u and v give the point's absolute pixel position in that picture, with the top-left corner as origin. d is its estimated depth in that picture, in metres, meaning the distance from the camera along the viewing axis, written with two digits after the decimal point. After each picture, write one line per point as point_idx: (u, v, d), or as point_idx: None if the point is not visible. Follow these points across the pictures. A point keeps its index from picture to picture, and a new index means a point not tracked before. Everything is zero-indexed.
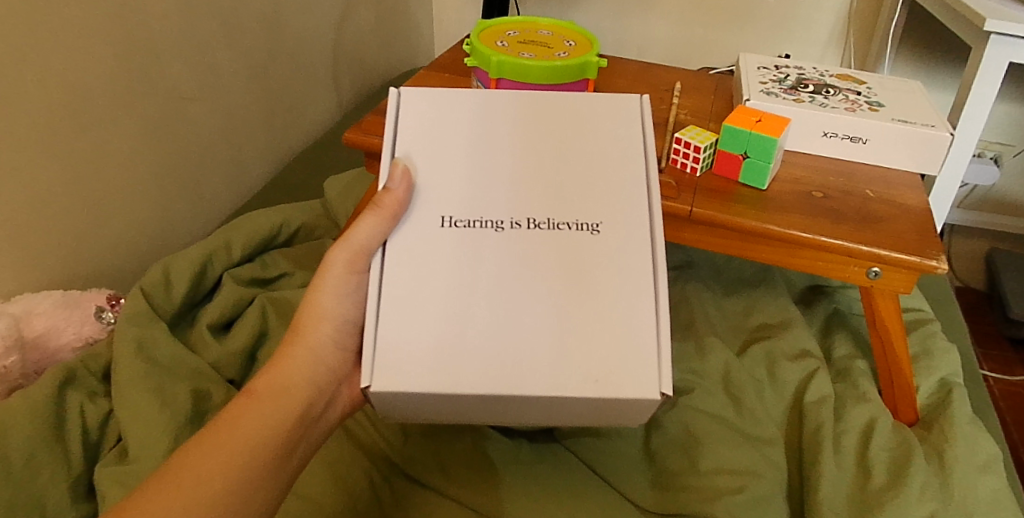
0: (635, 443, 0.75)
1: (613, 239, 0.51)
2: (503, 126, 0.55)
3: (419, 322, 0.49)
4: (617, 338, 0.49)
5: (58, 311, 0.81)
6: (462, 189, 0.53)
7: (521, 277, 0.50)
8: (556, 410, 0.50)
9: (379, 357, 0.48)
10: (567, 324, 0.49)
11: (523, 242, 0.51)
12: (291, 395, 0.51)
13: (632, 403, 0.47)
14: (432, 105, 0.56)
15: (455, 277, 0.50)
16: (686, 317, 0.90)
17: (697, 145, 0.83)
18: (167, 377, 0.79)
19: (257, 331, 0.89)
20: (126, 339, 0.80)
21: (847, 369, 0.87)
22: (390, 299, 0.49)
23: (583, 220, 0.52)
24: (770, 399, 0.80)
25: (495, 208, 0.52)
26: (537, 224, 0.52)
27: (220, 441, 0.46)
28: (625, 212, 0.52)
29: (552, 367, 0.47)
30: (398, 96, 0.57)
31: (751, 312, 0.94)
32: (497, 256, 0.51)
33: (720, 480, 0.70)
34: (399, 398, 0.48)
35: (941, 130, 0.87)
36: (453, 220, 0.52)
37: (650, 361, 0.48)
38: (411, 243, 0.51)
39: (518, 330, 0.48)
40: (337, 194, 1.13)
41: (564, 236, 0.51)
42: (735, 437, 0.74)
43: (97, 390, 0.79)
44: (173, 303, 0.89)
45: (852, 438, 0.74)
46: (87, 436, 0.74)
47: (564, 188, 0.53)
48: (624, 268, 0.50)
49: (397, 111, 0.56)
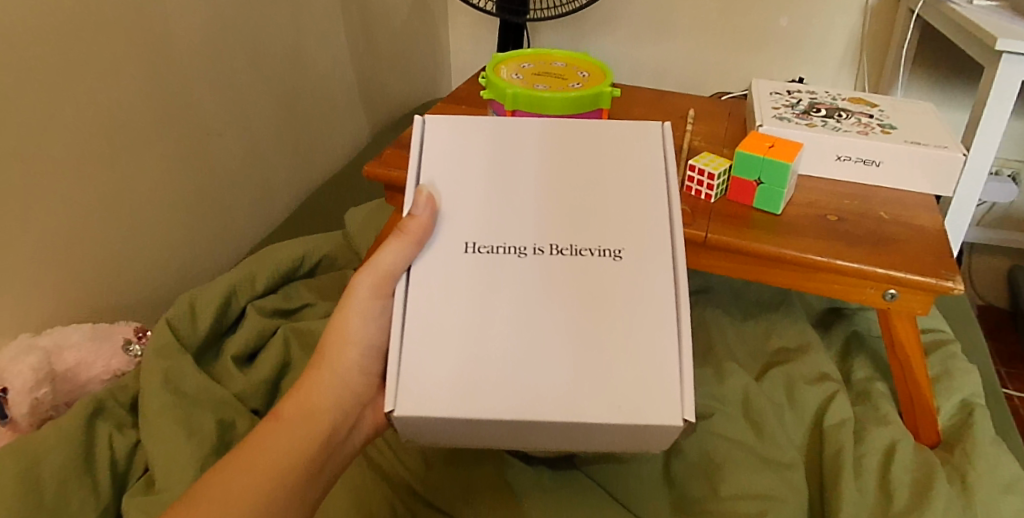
0: (655, 468, 0.75)
1: (635, 266, 0.52)
2: (525, 153, 0.57)
3: (444, 346, 0.50)
4: (640, 365, 0.49)
5: (88, 344, 0.83)
6: (484, 215, 0.54)
7: (543, 303, 0.51)
8: (578, 435, 0.51)
9: (405, 381, 0.49)
10: (588, 349, 0.50)
11: (545, 267, 0.52)
12: (316, 419, 0.52)
13: (655, 430, 0.48)
14: (456, 133, 0.57)
15: (479, 302, 0.51)
16: (704, 341, 0.91)
17: (710, 172, 0.84)
18: (193, 407, 0.81)
19: (280, 361, 0.91)
20: (154, 371, 0.82)
21: (867, 392, 0.86)
22: (416, 324, 0.51)
23: (605, 246, 0.53)
24: (790, 422, 0.80)
25: (518, 235, 0.53)
26: (559, 249, 0.53)
27: (250, 462, 0.48)
28: (646, 237, 0.53)
29: (574, 392, 0.48)
30: (424, 122, 0.58)
31: (769, 336, 0.94)
32: (520, 281, 0.52)
33: (741, 506, 0.70)
34: (424, 422, 0.49)
35: (954, 151, 0.88)
36: (476, 246, 0.53)
37: (672, 386, 0.49)
38: (435, 269, 0.53)
39: (541, 354, 0.50)
40: (358, 224, 1.15)
41: (586, 261, 0.53)
42: (755, 461, 0.74)
43: (125, 422, 0.81)
44: (199, 335, 0.91)
45: (874, 460, 0.74)
46: (115, 467, 0.76)
47: (585, 214, 0.54)
48: (646, 295, 0.51)
49: (422, 138, 0.58)
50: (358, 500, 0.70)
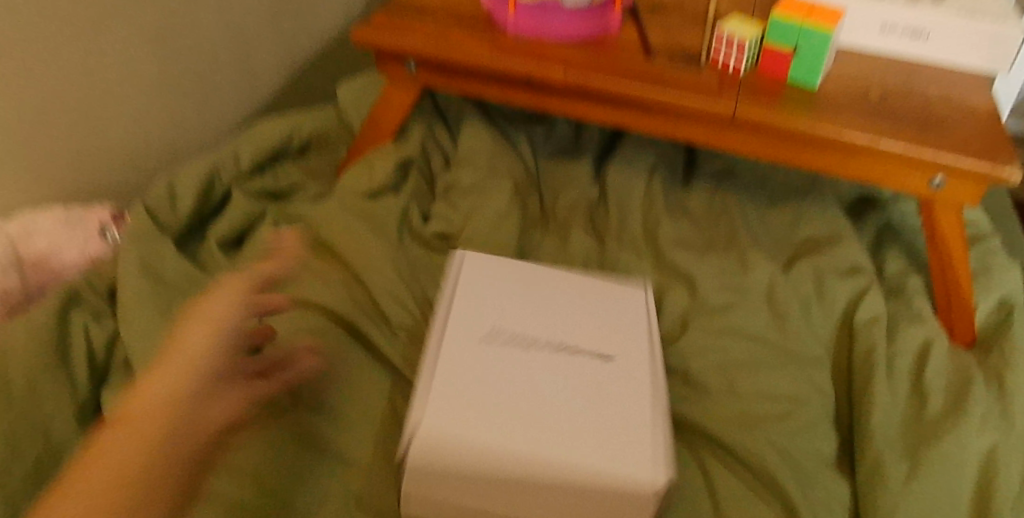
0: (671, 364, 0.69)
1: (623, 368, 0.58)
2: (545, 272, 0.68)
3: (464, 386, 0.54)
4: (631, 434, 0.52)
5: (56, 229, 0.79)
6: (510, 311, 0.62)
7: (551, 391, 0.55)
8: (565, 508, 0.50)
9: (415, 430, 0.50)
10: (585, 419, 0.53)
11: (556, 352, 0.59)
12: (186, 391, 0.38)
13: (634, 500, 0.48)
14: (498, 259, 0.68)
15: (493, 383, 0.54)
16: (727, 230, 0.84)
17: (739, 39, 0.73)
18: (177, 298, 0.75)
19: (269, 247, 0.83)
20: (130, 260, 0.75)
21: (899, 287, 0.81)
22: (444, 346, 0.57)
23: (603, 351, 0.60)
24: (817, 317, 0.74)
25: (522, 331, 0.60)
26: (569, 347, 0.60)
27: (101, 479, 0.32)
28: (636, 344, 0.61)
29: (569, 450, 0.50)
30: (461, 252, 0.69)
31: (798, 224, 0.86)
32: (528, 369, 0.57)
33: (764, 405, 0.64)
34: (429, 463, 0.49)
35: (1012, 24, 0.76)
36: (498, 335, 0.59)
37: (648, 456, 0.50)
38: (470, 297, 0.63)
39: (547, 410, 0.53)
40: (350, 98, 1.03)
41: (587, 359, 0.59)
42: (780, 359, 0.68)
43: (103, 311, 0.75)
44: (180, 221, 0.84)
45: (907, 359, 0.69)
46: (93, 359, 0.70)
47: (585, 330, 0.62)
48: (630, 397, 0.55)
49: (458, 262, 0.67)
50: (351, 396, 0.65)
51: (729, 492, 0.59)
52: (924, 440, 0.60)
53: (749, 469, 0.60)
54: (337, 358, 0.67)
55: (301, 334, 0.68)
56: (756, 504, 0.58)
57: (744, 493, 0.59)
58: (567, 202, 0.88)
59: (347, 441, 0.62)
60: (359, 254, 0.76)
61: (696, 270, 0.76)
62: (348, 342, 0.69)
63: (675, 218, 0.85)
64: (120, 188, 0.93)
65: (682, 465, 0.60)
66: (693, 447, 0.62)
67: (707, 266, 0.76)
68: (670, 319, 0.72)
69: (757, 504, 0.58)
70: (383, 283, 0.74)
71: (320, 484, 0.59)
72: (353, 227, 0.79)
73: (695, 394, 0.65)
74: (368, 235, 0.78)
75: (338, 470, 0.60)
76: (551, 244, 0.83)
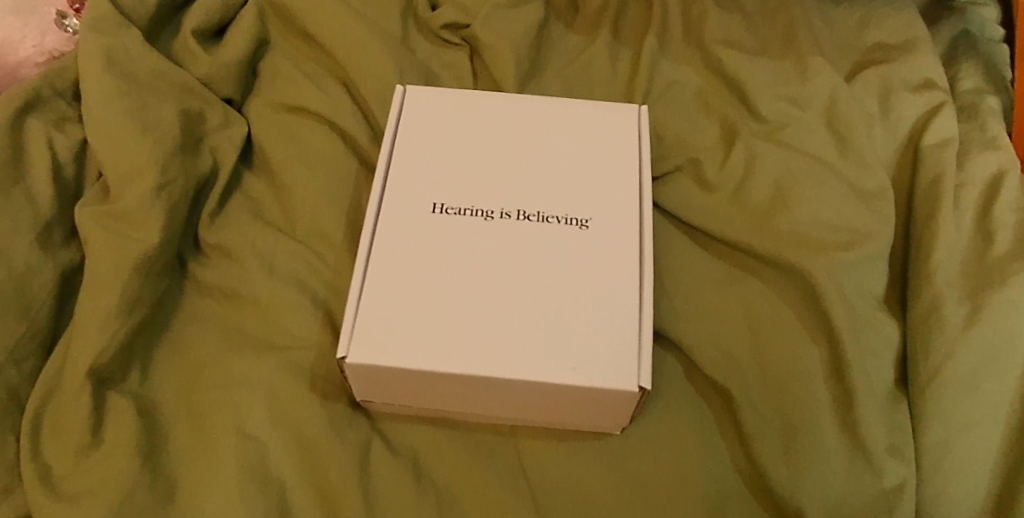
0: (711, 189, 0.61)
1: (602, 237, 0.49)
2: (502, 112, 0.56)
3: (406, 281, 0.46)
4: (606, 325, 0.45)
5: (8, 19, 0.70)
6: (452, 172, 0.52)
7: (528, 272, 0.47)
8: (542, 403, 0.46)
9: (359, 333, 0.44)
10: (555, 304, 0.46)
11: (519, 222, 0.49)
12: None
13: (606, 394, 0.44)
14: (440, 95, 0.56)
15: (449, 271, 0.47)
16: (784, 32, 0.71)
17: None
18: (149, 95, 0.60)
19: (254, 37, 0.67)
20: (88, 48, 0.60)
21: (974, 106, 0.69)
22: (388, 228, 0.48)
23: (573, 215, 0.50)
24: (879, 136, 0.65)
25: (487, 199, 0.51)
26: (527, 215, 0.50)
27: None
28: (615, 204, 0.50)
29: (538, 347, 0.44)
30: (404, 92, 0.56)
31: (867, 26, 0.73)
32: (483, 245, 0.48)
33: (819, 234, 0.57)
34: (381, 373, 0.44)
35: None
36: (444, 207, 0.50)
37: (628, 352, 0.44)
38: (424, 154, 0.52)
39: (508, 301, 0.46)
40: None
41: (554, 228, 0.49)
42: (837, 185, 0.60)
43: (69, 116, 0.62)
44: (148, 8, 0.66)
45: (974, 191, 0.60)
46: (59, 174, 0.58)
47: (555, 188, 0.51)
48: (616, 271, 0.47)
49: (401, 108, 0.55)
50: (362, 216, 0.59)
51: (767, 328, 0.54)
52: (986, 282, 0.54)
53: (794, 303, 0.55)
54: (335, 181, 0.60)
55: (294, 154, 0.61)
56: (794, 341, 0.53)
57: (782, 329, 0.54)
58: None
59: (348, 266, 0.57)
60: (353, 53, 0.65)
61: (747, 79, 0.66)
62: (351, 160, 0.62)
63: (726, 14, 0.72)
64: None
65: (717, 299, 0.56)
66: (730, 278, 0.57)
67: (760, 74, 0.67)
68: (711, 136, 0.65)
69: (797, 341, 0.53)
70: (380, 88, 0.64)
71: (318, 313, 0.55)
72: (344, 18, 0.67)
73: (742, 219, 0.59)
74: (362, 28, 0.66)
75: (335, 296, 0.55)
76: (577, 43, 0.71)
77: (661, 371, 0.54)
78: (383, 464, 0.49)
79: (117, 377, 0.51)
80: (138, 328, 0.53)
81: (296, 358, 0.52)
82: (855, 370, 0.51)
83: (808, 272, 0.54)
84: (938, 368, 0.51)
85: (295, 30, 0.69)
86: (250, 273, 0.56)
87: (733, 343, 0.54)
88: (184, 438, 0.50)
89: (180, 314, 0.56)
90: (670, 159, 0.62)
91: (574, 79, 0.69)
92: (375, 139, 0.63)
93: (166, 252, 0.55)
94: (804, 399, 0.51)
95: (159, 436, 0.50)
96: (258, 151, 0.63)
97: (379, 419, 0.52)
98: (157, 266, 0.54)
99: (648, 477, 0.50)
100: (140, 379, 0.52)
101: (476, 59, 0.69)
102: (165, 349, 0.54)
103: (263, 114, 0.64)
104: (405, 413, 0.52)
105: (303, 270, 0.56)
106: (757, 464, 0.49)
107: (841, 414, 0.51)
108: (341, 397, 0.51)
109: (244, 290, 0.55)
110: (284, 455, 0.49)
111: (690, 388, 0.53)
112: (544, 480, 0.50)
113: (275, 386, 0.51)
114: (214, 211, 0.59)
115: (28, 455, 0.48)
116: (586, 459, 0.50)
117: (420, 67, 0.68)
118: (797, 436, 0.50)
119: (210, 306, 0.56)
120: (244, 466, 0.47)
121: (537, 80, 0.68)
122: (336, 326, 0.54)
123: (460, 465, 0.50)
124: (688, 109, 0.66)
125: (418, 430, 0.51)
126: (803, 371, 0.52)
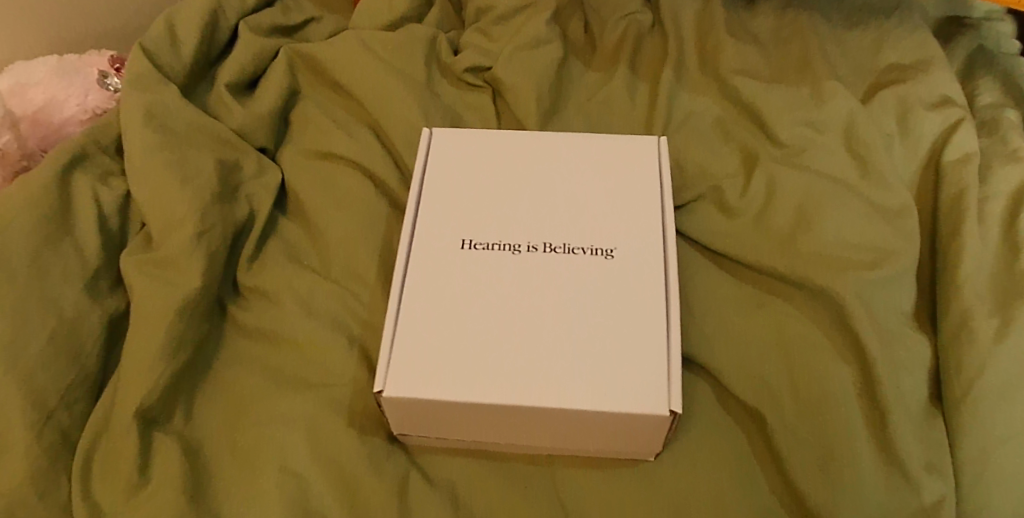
0: (734, 214, 0.62)
1: (626, 266, 0.50)
2: (524, 151, 0.57)
3: (439, 316, 0.48)
4: (635, 351, 0.46)
5: (53, 80, 0.75)
6: (478, 211, 0.53)
7: (556, 303, 0.48)
8: (574, 431, 0.47)
9: (395, 365, 0.45)
10: (584, 332, 0.47)
11: (543, 258, 0.51)
12: None
13: (637, 420, 0.44)
14: (465, 137, 0.58)
15: (479, 304, 0.48)
16: (798, 59, 0.72)
17: None
18: (188, 146, 0.63)
19: (285, 88, 0.71)
20: (130, 105, 0.63)
21: (994, 120, 0.69)
22: (419, 265, 0.50)
23: (598, 245, 0.51)
24: (899, 155, 0.65)
25: (513, 234, 0.52)
26: (553, 247, 0.51)
27: None
28: (637, 237, 0.51)
29: (568, 375, 0.45)
30: (430, 135, 0.58)
31: (880, 46, 0.74)
32: (511, 276, 0.50)
33: (845, 254, 0.58)
34: (416, 405, 0.45)
35: None
36: (473, 242, 0.51)
37: (659, 378, 0.44)
38: (450, 194, 0.54)
39: (538, 331, 0.47)
40: None
41: (579, 260, 0.51)
42: (859, 206, 0.61)
43: (112, 170, 0.65)
44: (184, 64, 0.69)
45: (998, 204, 0.60)
46: (105, 224, 0.61)
47: (579, 219, 0.53)
48: (642, 299, 0.48)
49: (428, 149, 0.57)
50: (393, 255, 0.61)
51: (798, 349, 0.54)
52: (1016, 293, 0.54)
53: (824, 324, 0.55)
54: (366, 221, 0.62)
55: (327, 197, 0.64)
56: (825, 360, 0.53)
57: (812, 349, 0.54)
58: (614, 27, 0.77)
59: (381, 304, 0.58)
60: (378, 99, 0.68)
61: (763, 105, 0.68)
62: (380, 201, 0.64)
63: (741, 43, 0.74)
64: (126, 34, 0.88)
65: (746, 323, 0.56)
66: (758, 302, 0.58)
67: (776, 101, 0.69)
68: (731, 163, 0.66)
69: (829, 360, 0.53)
70: (407, 130, 0.67)
71: (354, 349, 0.56)
72: (370, 66, 0.70)
73: (766, 243, 0.60)
74: (389, 74, 0.69)
75: (371, 333, 0.57)
76: (596, 79, 0.73)
77: (693, 395, 0.54)
78: (421, 496, 0.50)
79: (163, 418, 0.53)
80: (181, 370, 0.54)
81: (334, 394, 0.54)
82: (888, 389, 0.51)
83: (835, 293, 0.55)
84: (973, 380, 0.51)
85: (324, 79, 0.73)
86: (288, 315, 0.58)
87: (765, 366, 0.54)
88: (227, 476, 0.51)
89: (220, 356, 0.57)
90: (691, 187, 0.63)
91: (594, 113, 0.70)
92: (403, 179, 0.66)
93: (205, 297, 0.57)
94: (839, 420, 0.51)
95: (204, 473, 0.51)
96: (292, 197, 0.66)
97: (416, 452, 0.53)
98: (199, 310, 0.56)
99: (684, 503, 0.50)
100: (184, 419, 0.54)
101: (499, 100, 0.72)
102: (208, 390, 0.56)
103: (296, 161, 0.67)
104: (443, 446, 0.53)
105: (338, 309, 0.58)
106: (796, 486, 0.49)
107: (876, 434, 0.51)
108: (379, 431, 0.53)
109: (283, 330, 0.57)
110: (326, 489, 0.50)
111: (723, 412, 0.53)
112: (582, 507, 0.50)
113: (315, 422, 0.52)
114: (252, 255, 0.62)
115: (81, 495, 0.49)
116: (622, 486, 0.51)
117: (445, 108, 0.70)
118: (834, 456, 0.50)
119: (250, 347, 0.58)
120: (287, 500, 0.49)
121: (558, 116, 0.70)
122: (372, 361, 0.56)
123: (496, 496, 0.50)
124: (707, 138, 0.68)
125: (455, 462, 0.52)
126: (836, 391, 0.52)
